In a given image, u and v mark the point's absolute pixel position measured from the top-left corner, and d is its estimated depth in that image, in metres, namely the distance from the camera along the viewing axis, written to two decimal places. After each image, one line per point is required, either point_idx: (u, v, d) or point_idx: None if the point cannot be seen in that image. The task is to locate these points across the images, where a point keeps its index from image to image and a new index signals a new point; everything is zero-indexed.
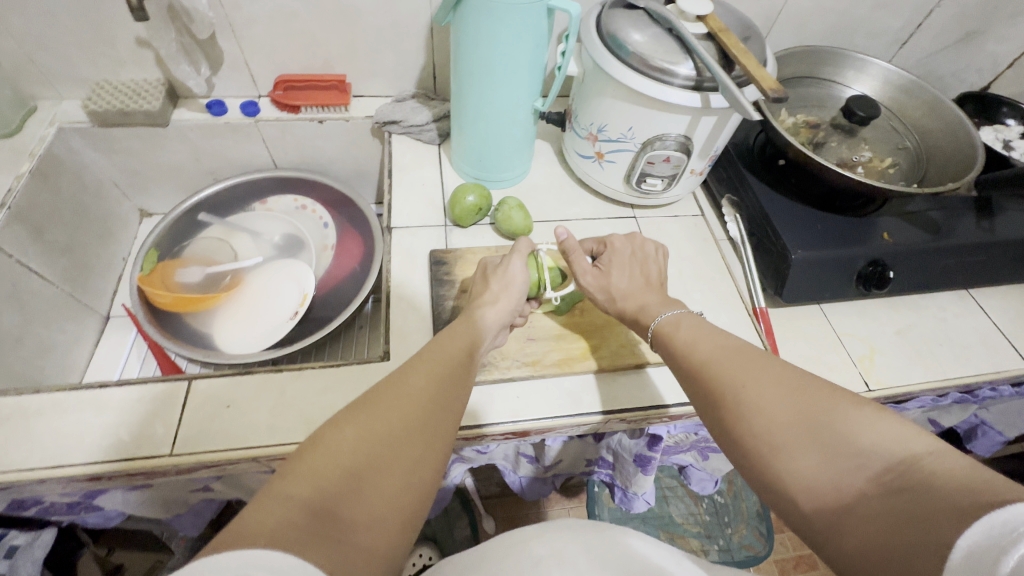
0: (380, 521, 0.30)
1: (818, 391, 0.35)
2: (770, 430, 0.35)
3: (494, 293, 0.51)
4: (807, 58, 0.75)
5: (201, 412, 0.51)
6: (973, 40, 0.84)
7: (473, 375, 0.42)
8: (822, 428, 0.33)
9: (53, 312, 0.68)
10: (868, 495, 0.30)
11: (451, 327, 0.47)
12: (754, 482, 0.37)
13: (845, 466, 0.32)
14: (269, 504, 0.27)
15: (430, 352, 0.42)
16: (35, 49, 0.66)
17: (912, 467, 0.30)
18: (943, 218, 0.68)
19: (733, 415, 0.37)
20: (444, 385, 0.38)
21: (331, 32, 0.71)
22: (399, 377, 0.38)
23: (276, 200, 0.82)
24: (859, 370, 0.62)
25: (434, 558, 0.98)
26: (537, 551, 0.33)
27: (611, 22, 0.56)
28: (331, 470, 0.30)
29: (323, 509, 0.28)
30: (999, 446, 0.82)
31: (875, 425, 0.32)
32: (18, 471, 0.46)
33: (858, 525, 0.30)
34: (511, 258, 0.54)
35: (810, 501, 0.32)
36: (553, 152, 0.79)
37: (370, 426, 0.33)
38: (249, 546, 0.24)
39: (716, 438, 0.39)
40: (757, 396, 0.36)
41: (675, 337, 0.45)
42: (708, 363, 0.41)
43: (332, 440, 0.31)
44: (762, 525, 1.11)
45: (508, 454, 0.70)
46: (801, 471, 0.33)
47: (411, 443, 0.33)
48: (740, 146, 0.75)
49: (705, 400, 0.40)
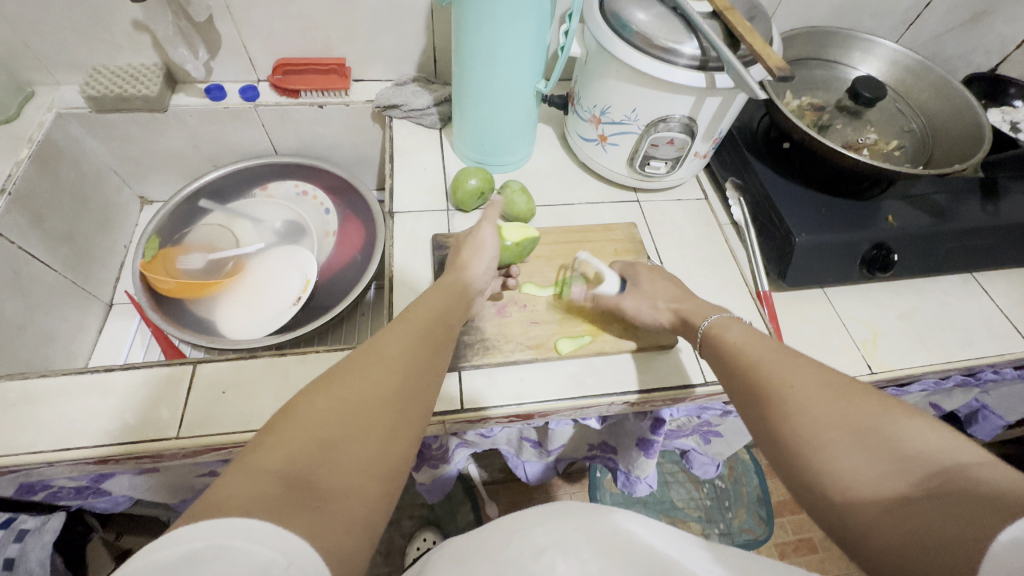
0: (358, 490, 0.30)
1: (865, 398, 0.35)
2: (812, 431, 0.35)
3: (465, 256, 0.53)
4: (813, 39, 0.74)
5: (205, 396, 0.51)
6: (981, 21, 0.83)
7: (447, 343, 0.43)
8: (867, 433, 0.33)
9: (56, 298, 0.69)
10: (908, 496, 0.30)
11: (422, 296, 0.47)
12: (790, 484, 0.36)
13: (888, 469, 0.31)
14: (242, 475, 0.27)
15: (400, 321, 0.41)
16: (30, 33, 0.65)
17: (958, 474, 0.29)
18: (948, 201, 0.67)
19: (777, 417, 0.37)
20: (417, 354, 0.39)
21: (329, 15, 0.70)
22: (369, 348, 0.37)
23: (276, 186, 0.82)
24: (862, 354, 0.62)
25: (437, 543, 1.00)
26: (541, 540, 0.33)
27: (615, 2, 0.55)
28: (305, 442, 0.30)
29: (302, 479, 0.28)
30: (1000, 429, 0.83)
31: (922, 434, 0.32)
32: (25, 454, 0.47)
33: (896, 524, 0.29)
34: (481, 226, 0.57)
35: (845, 500, 0.32)
36: (555, 136, 0.78)
37: (346, 399, 0.33)
38: (220, 514, 0.25)
39: (757, 439, 0.39)
40: (803, 398, 0.36)
41: (724, 341, 0.46)
42: (752, 366, 0.41)
43: (306, 411, 0.31)
44: (762, 509, 1.14)
45: (511, 438, 0.70)
46: (839, 469, 0.32)
47: (388, 414, 0.33)
48: (744, 129, 0.74)
49: (748, 400, 0.40)
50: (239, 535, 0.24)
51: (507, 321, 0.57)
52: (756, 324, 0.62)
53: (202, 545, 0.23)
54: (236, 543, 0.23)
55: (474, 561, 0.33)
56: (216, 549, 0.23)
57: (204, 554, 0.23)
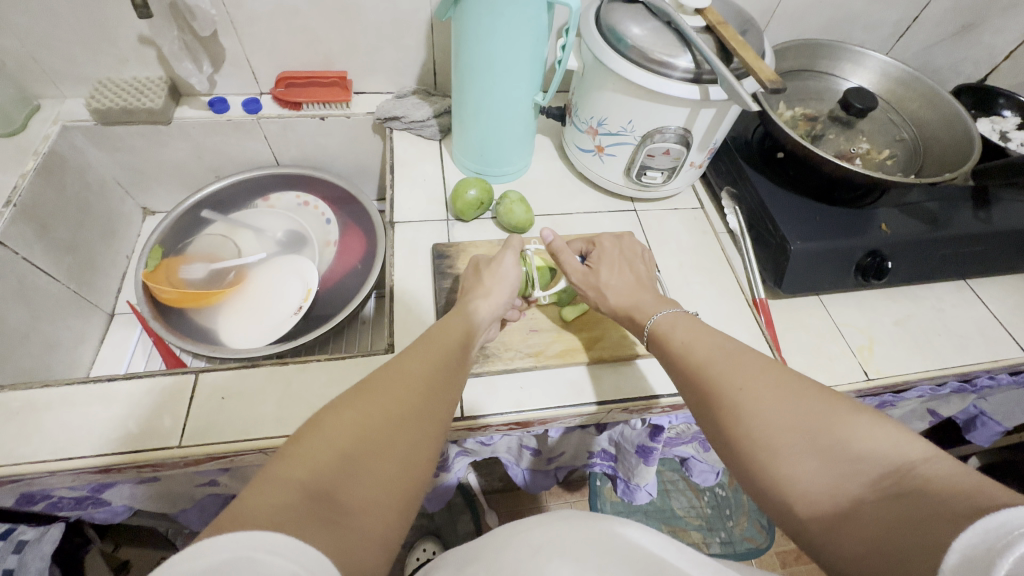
0: (377, 506, 0.30)
1: (818, 396, 0.35)
2: (764, 432, 0.35)
3: (487, 286, 0.52)
4: (804, 52, 0.75)
5: (207, 405, 0.51)
6: (970, 32, 0.84)
7: (467, 366, 0.43)
8: (820, 433, 0.33)
9: (59, 308, 0.69)
10: (864, 500, 0.30)
11: (444, 319, 0.47)
12: (752, 491, 0.36)
13: (843, 471, 0.32)
14: (265, 487, 0.28)
15: (425, 343, 0.42)
16: (38, 48, 0.67)
17: (907, 473, 0.30)
18: (941, 209, 0.68)
19: (730, 420, 0.37)
20: (438, 374, 0.39)
21: (332, 29, 0.71)
22: (394, 367, 0.38)
23: (278, 197, 0.83)
24: (858, 360, 0.63)
25: (437, 553, 0.99)
26: (537, 540, 0.34)
27: (611, 17, 0.57)
28: (329, 454, 0.30)
29: (320, 490, 0.29)
30: (998, 435, 0.83)
31: (874, 432, 0.32)
32: (27, 464, 0.47)
33: (852, 528, 0.30)
34: (505, 253, 0.56)
35: (806, 507, 0.32)
36: (553, 146, 0.79)
37: (367, 412, 0.33)
38: (248, 526, 0.25)
39: (712, 442, 0.39)
40: (755, 399, 0.37)
41: (670, 338, 0.45)
42: (704, 368, 0.41)
43: (328, 421, 0.32)
44: (763, 517, 1.13)
45: (511, 446, 0.71)
46: (797, 474, 0.33)
47: (400, 428, 0.34)
48: (738, 139, 0.76)
49: (700, 402, 0.40)
50: (268, 551, 0.24)
51: (506, 329, 0.58)
52: (753, 331, 0.62)
53: (227, 558, 0.23)
54: (263, 558, 0.24)
55: (474, 565, 0.33)
56: (244, 561, 0.23)
57: (233, 565, 0.23)
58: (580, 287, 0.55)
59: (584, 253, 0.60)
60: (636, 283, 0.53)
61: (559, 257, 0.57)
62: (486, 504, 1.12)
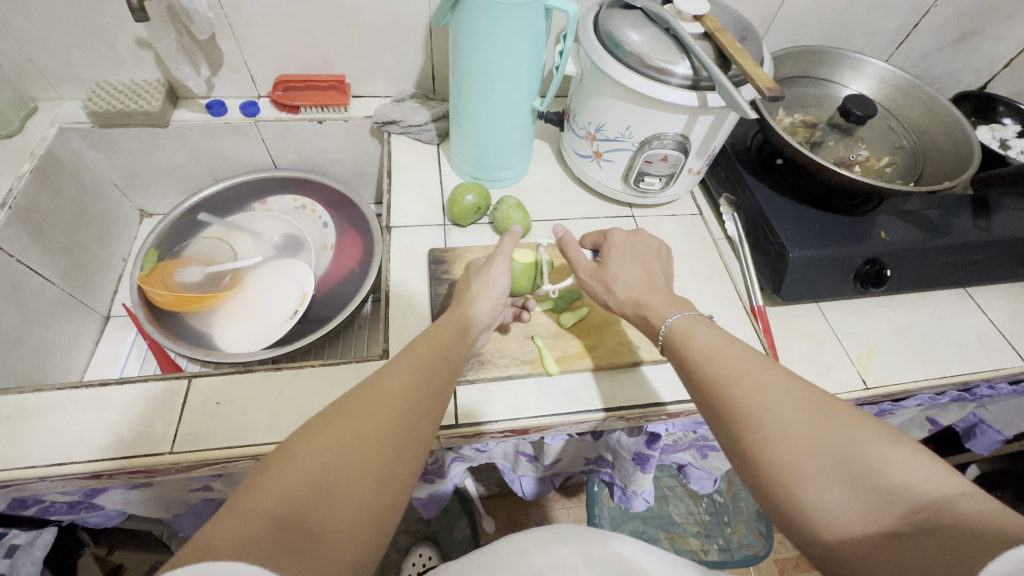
0: (348, 533, 0.30)
1: (849, 422, 0.35)
2: (792, 455, 0.34)
3: (475, 292, 0.50)
4: (804, 58, 0.75)
5: (200, 411, 0.51)
6: (970, 40, 0.84)
7: (452, 378, 0.42)
8: (852, 461, 0.33)
9: (54, 311, 0.69)
10: (895, 531, 0.30)
11: (428, 330, 0.46)
12: (774, 516, 0.36)
13: (873, 501, 0.31)
14: (233, 517, 0.28)
15: (405, 356, 0.41)
16: (35, 50, 0.67)
17: (942, 508, 0.29)
18: (941, 217, 0.68)
19: (754, 440, 0.36)
20: (420, 391, 0.38)
21: (330, 32, 0.71)
22: (371, 384, 0.37)
23: (275, 200, 0.83)
24: (857, 369, 0.62)
25: (433, 559, 0.98)
26: (539, 561, 0.34)
27: (610, 23, 0.57)
28: (300, 482, 0.30)
29: (291, 520, 0.29)
30: (998, 444, 0.83)
31: (907, 463, 0.32)
32: (16, 469, 0.47)
33: (882, 559, 0.30)
34: (496, 260, 0.53)
35: (832, 533, 0.32)
36: (552, 151, 0.79)
37: (339, 438, 0.33)
38: (212, 557, 0.25)
39: (731, 458, 0.39)
40: (782, 419, 0.36)
41: (690, 345, 0.44)
42: (719, 384, 0.40)
43: (301, 449, 0.32)
44: (762, 524, 1.12)
45: (507, 453, 0.70)
46: (824, 500, 0.33)
47: (378, 454, 0.33)
48: (738, 145, 0.75)
49: (719, 420, 0.39)
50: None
51: (503, 336, 0.58)
52: (750, 339, 0.62)
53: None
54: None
55: None
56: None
57: None
58: (589, 283, 0.54)
59: (596, 246, 0.58)
60: (647, 281, 0.51)
61: (568, 252, 0.55)
62: (483, 509, 1.12)
